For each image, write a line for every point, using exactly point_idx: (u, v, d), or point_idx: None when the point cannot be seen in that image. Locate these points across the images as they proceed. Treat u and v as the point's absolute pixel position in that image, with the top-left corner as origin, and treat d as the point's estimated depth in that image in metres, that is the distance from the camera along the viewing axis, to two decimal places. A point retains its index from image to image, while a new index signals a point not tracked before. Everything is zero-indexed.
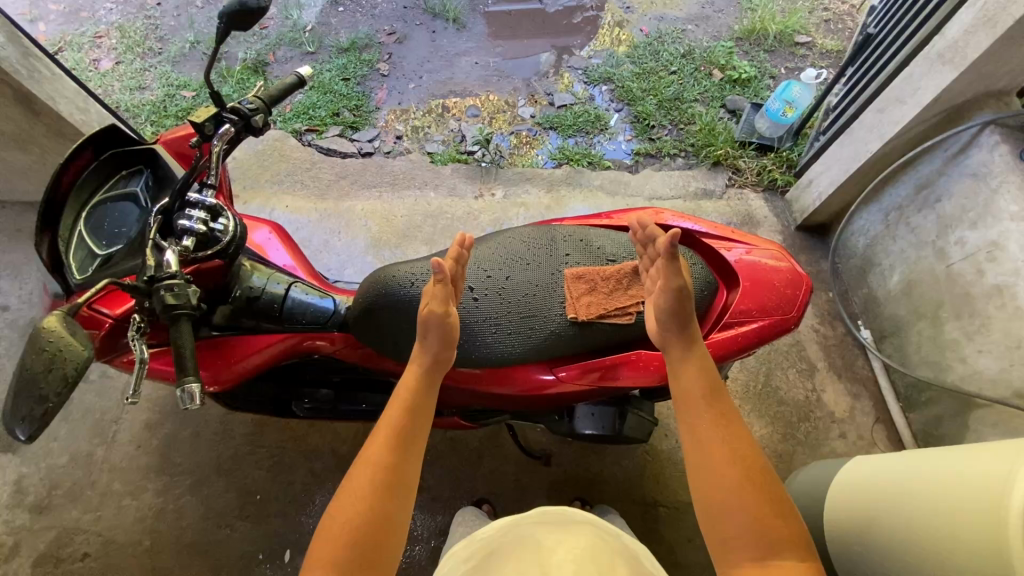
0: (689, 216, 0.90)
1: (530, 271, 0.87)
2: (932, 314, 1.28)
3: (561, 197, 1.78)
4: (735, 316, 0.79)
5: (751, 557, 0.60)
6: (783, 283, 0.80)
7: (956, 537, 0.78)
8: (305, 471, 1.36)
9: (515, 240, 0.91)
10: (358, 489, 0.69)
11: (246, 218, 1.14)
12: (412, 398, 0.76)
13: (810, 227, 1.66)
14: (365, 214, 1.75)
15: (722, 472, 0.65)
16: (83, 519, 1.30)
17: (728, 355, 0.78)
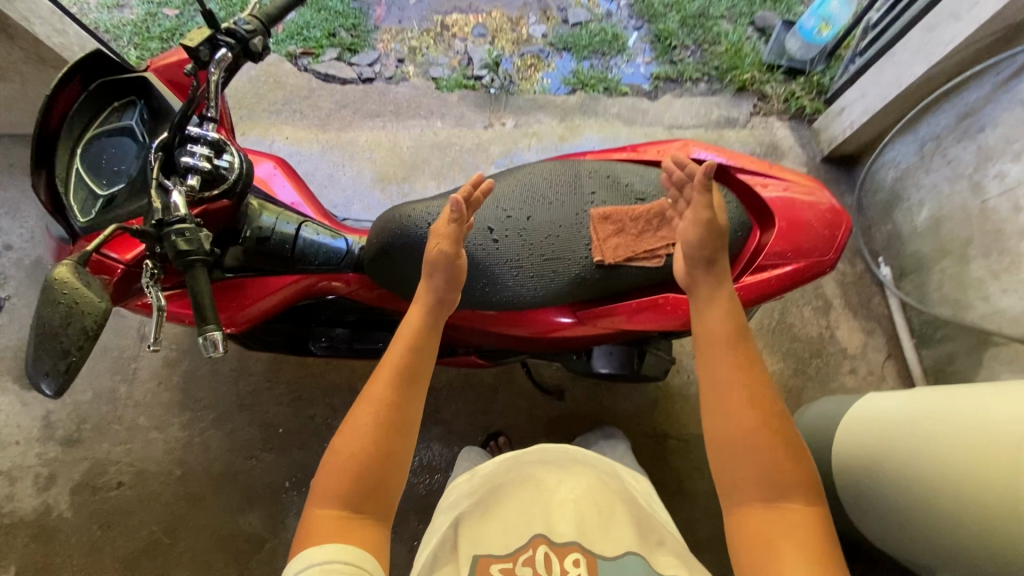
0: (724, 150, 0.84)
1: (553, 209, 0.83)
2: (959, 251, 1.24)
3: (576, 126, 1.70)
4: (769, 259, 0.75)
5: (760, 499, 0.63)
6: (820, 223, 0.76)
7: (971, 476, 0.83)
8: (324, 406, 1.39)
9: (536, 178, 0.86)
10: (359, 427, 0.69)
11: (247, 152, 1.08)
12: (415, 337, 0.74)
13: (837, 159, 1.58)
14: (369, 146, 1.67)
15: (739, 418, 0.65)
16: (114, 450, 1.36)
17: (759, 299, 0.75)
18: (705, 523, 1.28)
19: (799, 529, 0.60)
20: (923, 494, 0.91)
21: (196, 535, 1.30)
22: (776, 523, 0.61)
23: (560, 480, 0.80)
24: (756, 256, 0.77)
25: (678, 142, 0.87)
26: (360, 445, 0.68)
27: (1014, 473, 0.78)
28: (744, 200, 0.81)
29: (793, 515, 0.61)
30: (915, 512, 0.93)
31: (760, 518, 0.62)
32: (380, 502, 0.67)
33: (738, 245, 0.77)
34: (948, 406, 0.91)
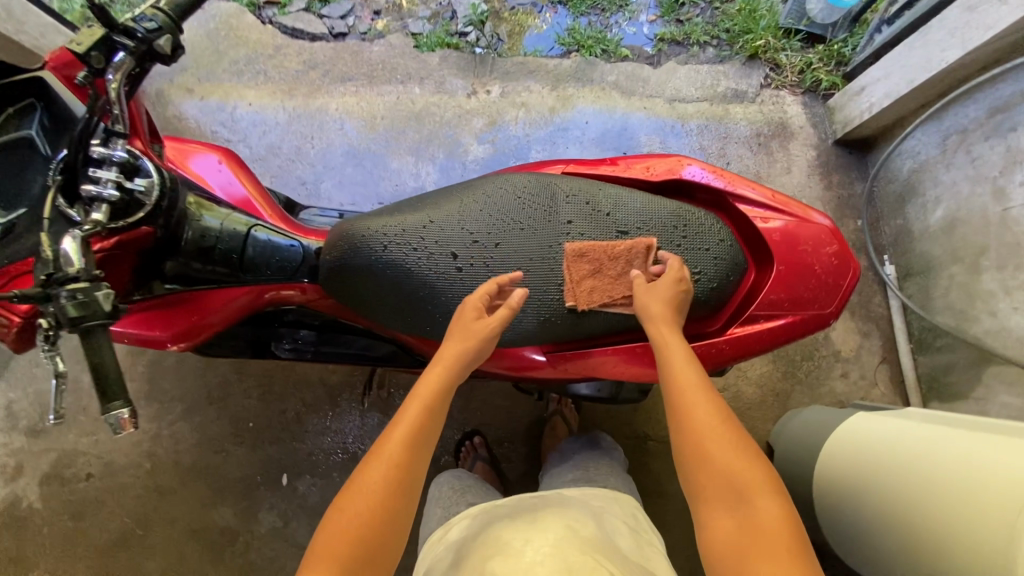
0: (726, 173, 0.74)
1: (524, 238, 0.74)
2: (971, 260, 1.16)
3: (568, 95, 1.52)
4: (763, 308, 0.68)
5: (724, 507, 0.58)
6: (825, 270, 0.69)
7: (963, 521, 0.77)
8: (296, 400, 1.35)
9: (509, 200, 0.76)
10: (370, 485, 0.61)
11: (185, 145, 0.96)
12: (433, 395, 0.66)
13: (850, 143, 1.45)
14: (340, 114, 1.52)
15: (698, 428, 0.61)
16: (81, 442, 1.32)
17: (749, 353, 0.70)
18: (679, 526, 1.27)
19: (770, 529, 0.54)
20: (906, 536, 0.87)
21: (169, 528, 1.29)
22: (747, 532, 0.55)
23: (526, 540, 0.70)
24: (750, 303, 0.70)
25: (671, 157, 0.77)
26: (366, 507, 0.60)
27: (1003, 528, 0.72)
28: (740, 234, 0.73)
29: (761, 518, 0.55)
30: (893, 543, 0.90)
31: (729, 530, 0.56)
32: (379, 572, 0.59)
33: (729, 291, 0.69)
34: (941, 448, 0.85)
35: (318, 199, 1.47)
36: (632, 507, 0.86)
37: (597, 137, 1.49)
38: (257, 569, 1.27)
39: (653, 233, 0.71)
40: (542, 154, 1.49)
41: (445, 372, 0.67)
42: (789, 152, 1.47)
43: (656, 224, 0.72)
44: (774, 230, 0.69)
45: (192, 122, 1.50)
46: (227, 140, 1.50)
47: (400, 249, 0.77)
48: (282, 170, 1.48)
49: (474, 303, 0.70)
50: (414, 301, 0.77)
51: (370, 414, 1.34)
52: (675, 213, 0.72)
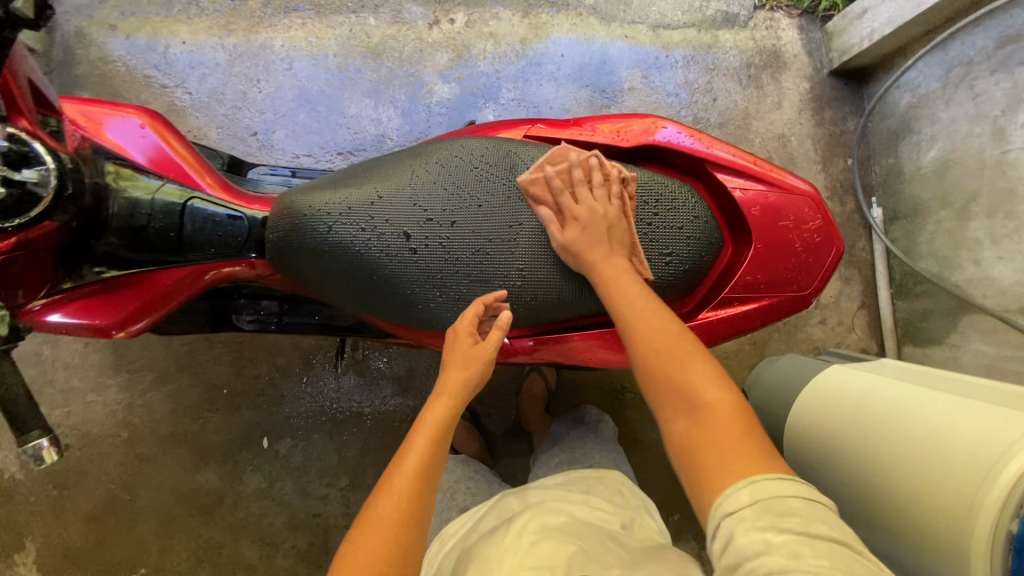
0: (703, 136, 0.72)
1: (483, 217, 0.69)
2: (961, 205, 1.11)
3: (541, 23, 1.37)
4: (737, 290, 0.69)
5: (682, 414, 0.60)
6: (803, 248, 0.69)
7: (936, 480, 0.74)
8: (269, 365, 1.32)
9: (467, 170, 0.70)
10: (383, 522, 0.57)
11: (105, 107, 0.85)
12: (437, 428, 0.64)
13: (845, 73, 1.35)
14: (287, 51, 1.36)
15: (657, 340, 0.63)
16: (52, 414, 1.30)
17: (720, 333, 0.71)
18: (653, 472, 1.28)
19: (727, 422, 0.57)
20: (866, 489, 0.85)
21: (154, 492, 1.31)
22: (707, 429, 0.57)
23: (507, 546, 0.65)
24: (725, 283, 0.71)
25: (648, 119, 0.73)
26: (398, 528, 0.57)
27: (969, 488, 0.70)
28: (718, 209, 0.73)
29: (719, 416, 0.58)
30: (848, 499, 0.89)
31: (690, 434, 0.58)
32: None
33: (704, 273, 0.70)
34: (916, 404, 0.84)
35: (269, 150, 1.34)
36: (616, 483, 0.84)
37: (573, 72, 1.36)
38: (246, 527, 1.30)
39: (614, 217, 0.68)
40: (514, 93, 1.35)
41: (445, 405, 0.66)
42: (781, 85, 1.35)
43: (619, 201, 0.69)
44: (754, 206, 0.69)
45: (121, 64, 1.34)
46: (163, 85, 1.34)
47: (349, 229, 0.69)
48: (228, 119, 1.34)
49: (463, 331, 0.68)
50: (367, 285, 0.71)
51: (345, 376, 1.33)
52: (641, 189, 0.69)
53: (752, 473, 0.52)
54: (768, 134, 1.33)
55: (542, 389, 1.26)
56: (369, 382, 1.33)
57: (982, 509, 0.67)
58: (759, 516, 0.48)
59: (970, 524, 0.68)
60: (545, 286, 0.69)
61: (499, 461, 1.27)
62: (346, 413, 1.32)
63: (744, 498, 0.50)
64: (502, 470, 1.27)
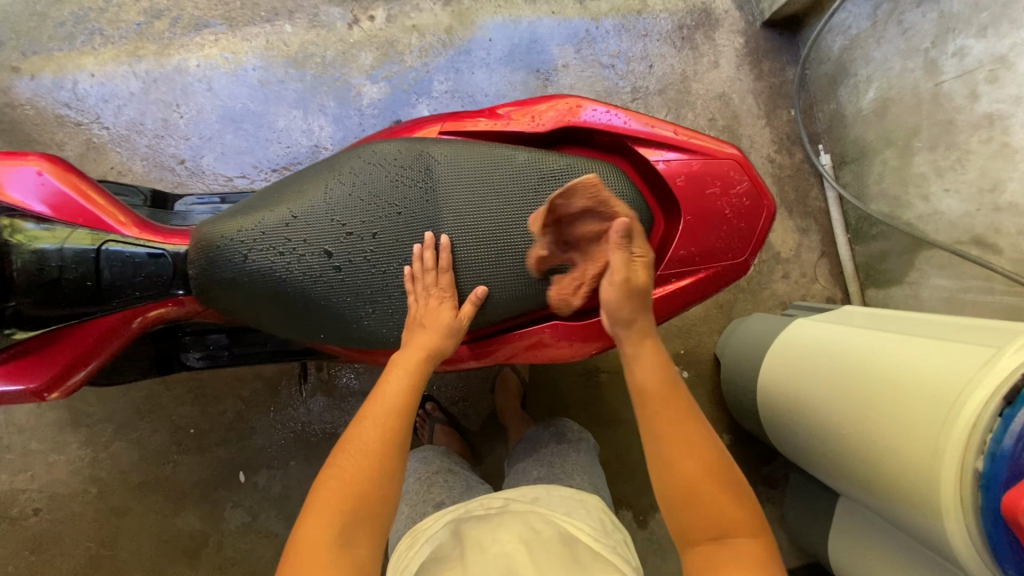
0: (622, 109, 0.69)
1: (404, 224, 0.66)
2: (904, 142, 1.11)
3: (463, 9, 1.32)
4: (672, 266, 0.67)
5: (709, 543, 0.58)
6: (734, 215, 0.67)
7: (903, 424, 0.74)
8: (234, 399, 1.28)
9: (381, 177, 0.67)
10: (359, 449, 0.59)
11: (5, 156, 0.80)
12: (412, 366, 0.64)
13: (779, 23, 1.32)
14: (203, 69, 1.29)
15: (694, 464, 0.60)
16: (16, 480, 1.26)
17: (665, 312, 0.69)
18: (636, 449, 1.26)
19: (749, 563, 0.55)
20: (842, 440, 0.85)
21: (134, 544, 1.27)
22: (731, 564, 0.55)
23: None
24: (661, 261, 0.69)
25: (565, 99, 0.71)
26: (369, 459, 0.59)
27: (933, 428, 0.69)
28: (647, 184, 0.71)
29: (743, 556, 0.56)
30: (829, 450, 0.89)
31: (712, 567, 0.56)
32: (372, 532, 0.57)
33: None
34: (877, 350, 0.83)
35: (200, 177, 1.28)
36: (597, 509, 0.80)
37: (504, 56, 1.31)
38: (235, 564, 1.27)
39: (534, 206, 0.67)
40: (446, 85, 1.30)
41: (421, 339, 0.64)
42: (715, 43, 1.33)
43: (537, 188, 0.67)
44: (680, 176, 0.66)
45: (29, 106, 1.27)
46: (78, 123, 1.27)
47: (266, 254, 0.66)
48: (152, 150, 1.28)
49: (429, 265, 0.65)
50: (295, 311, 0.67)
51: (314, 399, 1.29)
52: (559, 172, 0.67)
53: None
54: (708, 94, 1.31)
55: (515, 382, 1.24)
56: (339, 402, 1.29)
57: (947, 450, 0.67)
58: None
59: (937, 463, 0.68)
60: (475, 285, 0.67)
61: (482, 461, 1.25)
62: (321, 435, 1.29)
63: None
64: (486, 470, 1.25)
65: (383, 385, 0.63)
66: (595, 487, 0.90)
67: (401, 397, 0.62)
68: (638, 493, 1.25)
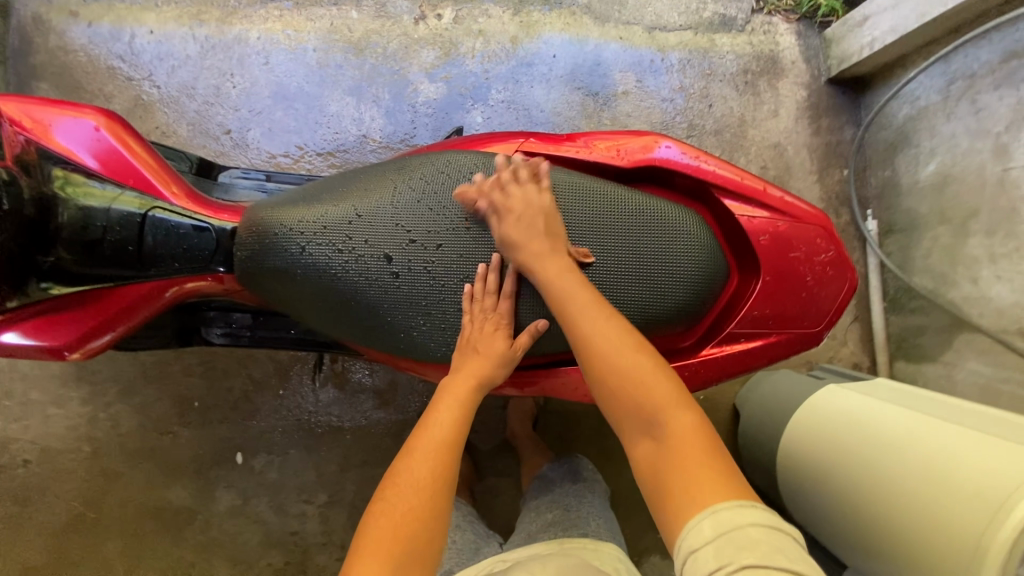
0: (709, 156, 0.68)
1: (472, 241, 0.64)
2: (960, 222, 1.09)
3: (531, 20, 1.31)
4: (744, 325, 0.66)
5: (643, 434, 0.58)
6: (814, 283, 0.65)
7: (935, 514, 0.73)
8: (244, 378, 1.26)
9: (453, 189, 0.65)
10: (411, 487, 0.59)
11: (64, 104, 0.78)
12: (465, 400, 0.63)
13: (844, 81, 1.31)
14: (263, 42, 1.27)
15: (616, 361, 0.59)
16: (10, 428, 1.23)
17: (725, 371, 0.67)
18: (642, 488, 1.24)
19: (685, 445, 0.56)
20: (863, 521, 0.83)
21: (121, 510, 1.24)
22: (666, 456, 0.56)
23: None
24: (731, 317, 0.67)
25: (652, 137, 0.69)
26: (420, 498, 0.58)
27: (972, 526, 0.68)
28: (724, 234, 0.69)
29: (678, 439, 0.56)
30: (845, 526, 0.87)
31: (654, 457, 0.57)
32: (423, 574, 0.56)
33: (707, 305, 0.67)
34: (916, 433, 0.82)
35: (243, 149, 1.26)
36: (610, 556, 0.80)
37: (566, 74, 1.30)
38: (220, 545, 1.25)
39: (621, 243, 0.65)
40: (503, 94, 1.29)
41: (473, 370, 0.63)
42: (778, 92, 1.32)
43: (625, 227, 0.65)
44: (764, 234, 0.65)
45: (83, 54, 1.25)
46: (130, 77, 1.25)
47: (324, 249, 0.64)
48: (199, 116, 1.26)
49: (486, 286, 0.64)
50: (342, 309, 0.65)
51: (324, 390, 1.27)
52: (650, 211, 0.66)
53: (712, 499, 0.51)
54: (764, 143, 1.30)
55: (531, 403, 1.22)
56: (349, 396, 1.27)
57: (984, 551, 0.66)
58: (718, 553, 0.47)
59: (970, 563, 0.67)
60: (537, 316, 0.65)
61: (485, 477, 1.23)
62: (326, 427, 1.27)
63: (711, 562, 0.47)
64: (487, 487, 1.23)
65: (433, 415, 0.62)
66: (608, 528, 0.88)
67: (452, 430, 0.62)
68: (637, 534, 1.22)
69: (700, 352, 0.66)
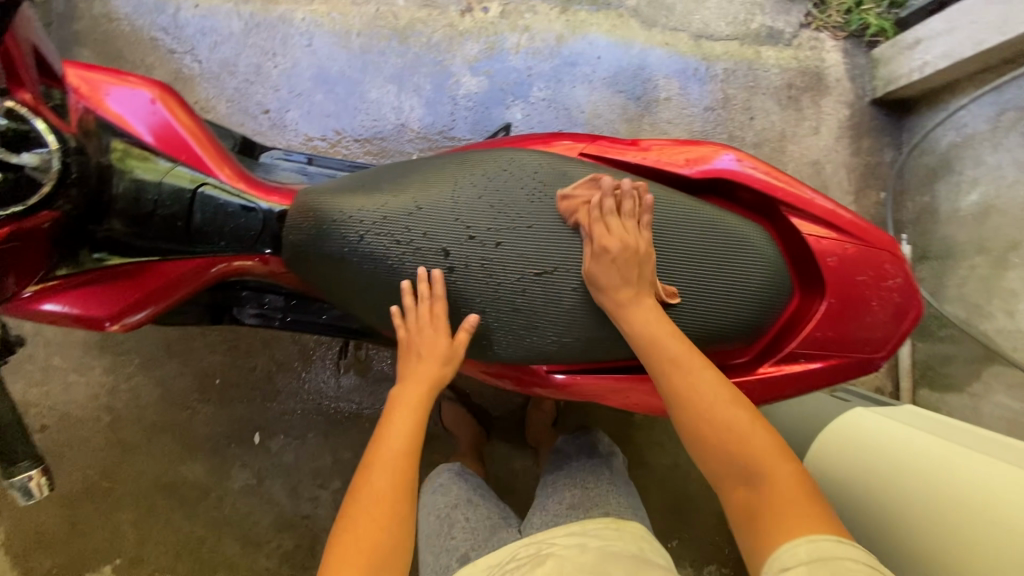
0: (779, 172, 0.67)
1: (533, 242, 0.64)
2: (999, 254, 1.09)
3: (578, 19, 1.30)
4: (803, 345, 0.65)
5: (739, 482, 0.59)
6: (881, 309, 0.64)
7: (981, 552, 0.75)
8: (267, 359, 1.26)
9: (517, 190, 0.65)
10: (372, 496, 0.61)
11: (122, 75, 0.77)
12: (413, 409, 0.66)
13: (888, 103, 1.31)
14: (307, 24, 1.26)
15: (714, 409, 0.61)
16: (30, 392, 1.23)
17: (778, 392, 0.67)
18: (656, 495, 1.24)
19: (786, 493, 0.56)
20: (902, 542, 0.86)
21: (136, 481, 1.24)
22: (762, 500, 0.57)
23: None
24: (790, 337, 0.66)
25: (723, 148, 0.68)
26: (382, 503, 0.61)
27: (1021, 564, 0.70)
28: (788, 252, 0.68)
29: (777, 486, 0.57)
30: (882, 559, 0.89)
31: (750, 501, 0.58)
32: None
33: (767, 325, 0.66)
34: (957, 469, 0.84)
35: (281, 130, 1.26)
36: (633, 537, 0.80)
37: (609, 76, 1.29)
38: (232, 524, 1.25)
39: (685, 258, 0.64)
40: (545, 92, 1.28)
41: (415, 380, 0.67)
42: (820, 109, 1.31)
43: (691, 241, 0.64)
44: (831, 256, 0.64)
45: (126, 23, 1.24)
46: (172, 50, 1.25)
47: (383, 240, 0.64)
48: (239, 93, 1.25)
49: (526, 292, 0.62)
50: (395, 301, 0.66)
51: (346, 376, 1.27)
52: (720, 228, 0.64)
53: (808, 532, 0.53)
54: (803, 159, 1.29)
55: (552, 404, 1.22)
56: (370, 384, 1.27)
57: None
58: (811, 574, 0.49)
59: None
60: (591, 323, 0.64)
61: (501, 474, 1.23)
62: (345, 413, 1.27)
63: None
64: (502, 483, 1.23)
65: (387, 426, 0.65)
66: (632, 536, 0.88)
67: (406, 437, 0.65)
68: None
69: (758, 370, 0.66)
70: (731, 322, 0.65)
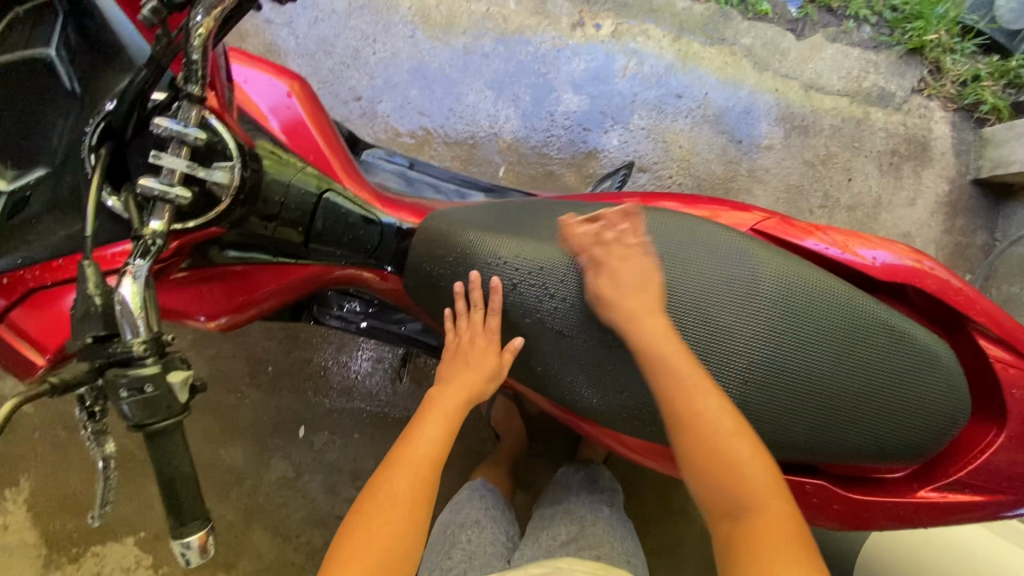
0: (970, 288, 0.63)
1: (713, 319, 0.59)
2: None
3: (690, 50, 1.25)
4: (973, 476, 0.61)
5: (706, 457, 0.56)
6: None
7: None
8: (324, 352, 1.23)
9: (697, 267, 0.61)
10: (395, 494, 0.61)
11: (267, 65, 0.76)
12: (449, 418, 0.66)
13: (988, 184, 1.28)
14: (412, 14, 1.21)
15: (684, 377, 0.57)
16: None
17: (925, 518, 0.63)
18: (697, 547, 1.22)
19: (751, 474, 0.54)
20: None
21: None
22: (730, 478, 0.54)
23: None
24: (955, 464, 0.62)
25: (910, 250, 0.64)
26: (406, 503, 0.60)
27: None
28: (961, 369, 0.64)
29: (745, 466, 0.55)
30: None
31: (716, 479, 0.55)
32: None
33: (935, 445, 0.62)
34: None
35: (370, 120, 1.21)
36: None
37: (712, 114, 1.25)
38: (262, 514, 1.21)
39: (860, 360, 0.59)
40: (646, 122, 1.24)
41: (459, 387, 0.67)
42: (920, 180, 1.27)
43: (870, 342, 0.59)
44: (1016, 386, 0.61)
45: None
46: (270, 20, 1.19)
47: (534, 291, 0.63)
48: (332, 75, 1.20)
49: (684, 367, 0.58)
50: (463, 301, 0.66)
51: (401, 382, 1.24)
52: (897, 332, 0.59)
53: None
54: (895, 229, 1.25)
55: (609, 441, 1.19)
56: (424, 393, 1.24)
57: None
58: None
59: None
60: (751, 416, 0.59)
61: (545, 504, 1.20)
62: (395, 419, 1.24)
63: None
64: None
65: (417, 429, 0.65)
66: None
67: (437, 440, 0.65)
68: None
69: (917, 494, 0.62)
70: (892, 433, 0.60)
